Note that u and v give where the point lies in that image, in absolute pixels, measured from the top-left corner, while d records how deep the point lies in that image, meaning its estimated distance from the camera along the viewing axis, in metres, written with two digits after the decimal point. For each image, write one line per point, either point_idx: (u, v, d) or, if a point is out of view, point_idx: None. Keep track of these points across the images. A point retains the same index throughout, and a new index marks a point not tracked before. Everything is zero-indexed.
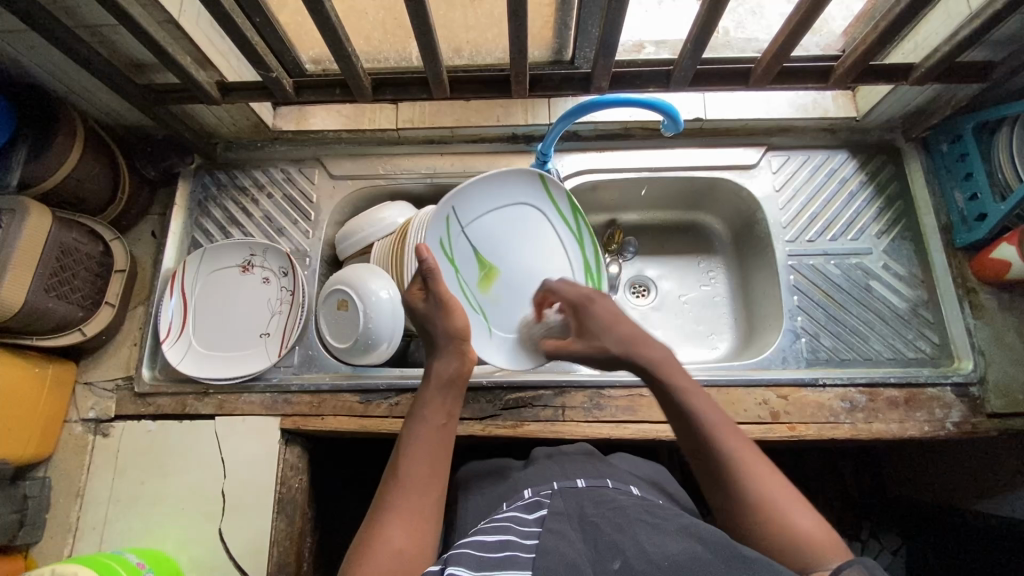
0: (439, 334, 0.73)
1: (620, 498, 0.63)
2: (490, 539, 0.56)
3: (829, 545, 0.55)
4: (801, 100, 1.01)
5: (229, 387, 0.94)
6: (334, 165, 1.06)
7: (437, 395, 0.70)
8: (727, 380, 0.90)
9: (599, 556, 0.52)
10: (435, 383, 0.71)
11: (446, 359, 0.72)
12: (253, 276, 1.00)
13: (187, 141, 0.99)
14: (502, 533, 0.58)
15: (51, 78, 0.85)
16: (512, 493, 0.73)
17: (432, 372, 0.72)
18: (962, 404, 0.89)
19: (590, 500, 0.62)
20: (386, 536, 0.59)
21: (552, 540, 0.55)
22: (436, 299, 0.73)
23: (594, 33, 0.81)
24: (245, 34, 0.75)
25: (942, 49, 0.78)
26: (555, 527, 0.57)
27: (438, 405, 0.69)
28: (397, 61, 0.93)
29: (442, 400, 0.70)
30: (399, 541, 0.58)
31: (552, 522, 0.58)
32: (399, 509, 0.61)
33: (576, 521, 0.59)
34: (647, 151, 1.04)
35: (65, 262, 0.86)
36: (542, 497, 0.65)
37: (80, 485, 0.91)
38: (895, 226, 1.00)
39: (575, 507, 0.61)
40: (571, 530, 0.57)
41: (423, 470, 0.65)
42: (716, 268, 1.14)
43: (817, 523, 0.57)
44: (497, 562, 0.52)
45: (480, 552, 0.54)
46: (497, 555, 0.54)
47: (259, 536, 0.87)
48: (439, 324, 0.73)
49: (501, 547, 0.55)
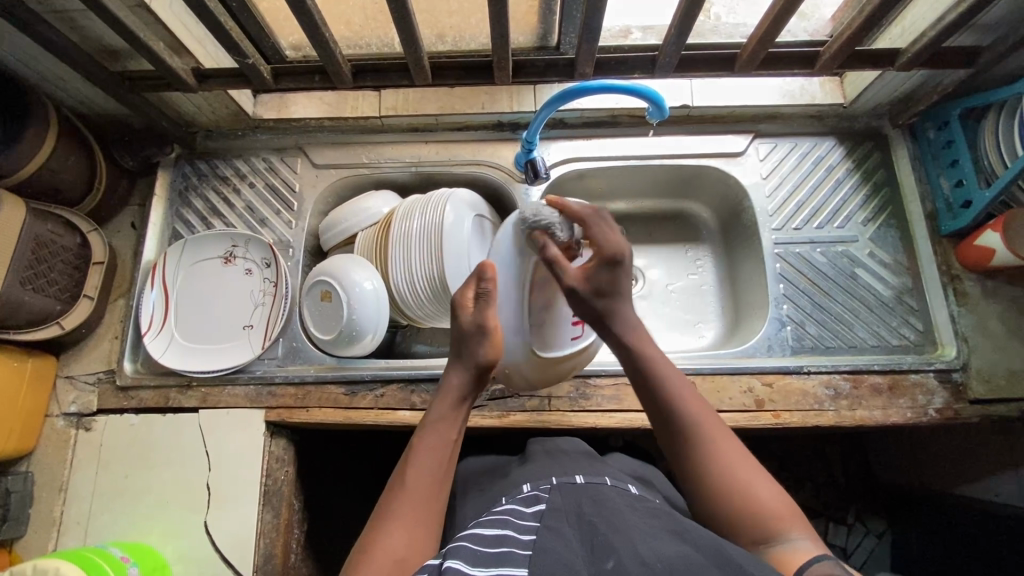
0: (466, 353, 0.72)
1: (616, 493, 0.63)
2: (488, 535, 0.57)
3: (790, 521, 0.57)
4: (789, 86, 1.00)
5: (213, 380, 0.93)
6: (316, 153, 1.04)
7: (448, 410, 0.70)
8: (712, 368, 0.91)
9: (593, 553, 0.52)
10: (448, 397, 0.71)
11: (460, 374, 0.71)
12: (236, 267, 0.99)
13: (165, 130, 0.97)
14: (499, 527, 0.58)
15: (22, 65, 0.83)
16: (509, 489, 0.73)
17: (444, 387, 0.71)
18: (944, 390, 0.89)
19: (587, 493, 0.62)
20: (388, 543, 0.58)
21: (550, 537, 0.54)
22: (477, 323, 0.71)
23: (578, 17, 0.79)
24: (219, 19, 0.73)
25: (927, 34, 0.77)
26: (553, 524, 0.57)
27: (449, 420, 0.69)
28: (379, 47, 0.92)
29: (451, 418, 0.69)
30: (399, 548, 0.58)
31: (550, 518, 0.58)
32: (404, 515, 0.61)
33: (573, 516, 0.58)
34: (634, 138, 1.03)
35: (41, 254, 0.84)
36: (541, 491, 0.64)
37: (62, 480, 0.90)
38: (882, 213, 1.00)
39: (572, 503, 0.61)
40: (567, 525, 0.57)
41: (427, 481, 0.64)
42: (703, 256, 1.14)
43: (783, 501, 0.59)
44: (493, 557, 0.52)
45: (479, 546, 0.55)
46: (495, 550, 0.54)
47: (245, 528, 0.87)
48: (473, 343, 0.72)
49: (498, 542, 0.55)
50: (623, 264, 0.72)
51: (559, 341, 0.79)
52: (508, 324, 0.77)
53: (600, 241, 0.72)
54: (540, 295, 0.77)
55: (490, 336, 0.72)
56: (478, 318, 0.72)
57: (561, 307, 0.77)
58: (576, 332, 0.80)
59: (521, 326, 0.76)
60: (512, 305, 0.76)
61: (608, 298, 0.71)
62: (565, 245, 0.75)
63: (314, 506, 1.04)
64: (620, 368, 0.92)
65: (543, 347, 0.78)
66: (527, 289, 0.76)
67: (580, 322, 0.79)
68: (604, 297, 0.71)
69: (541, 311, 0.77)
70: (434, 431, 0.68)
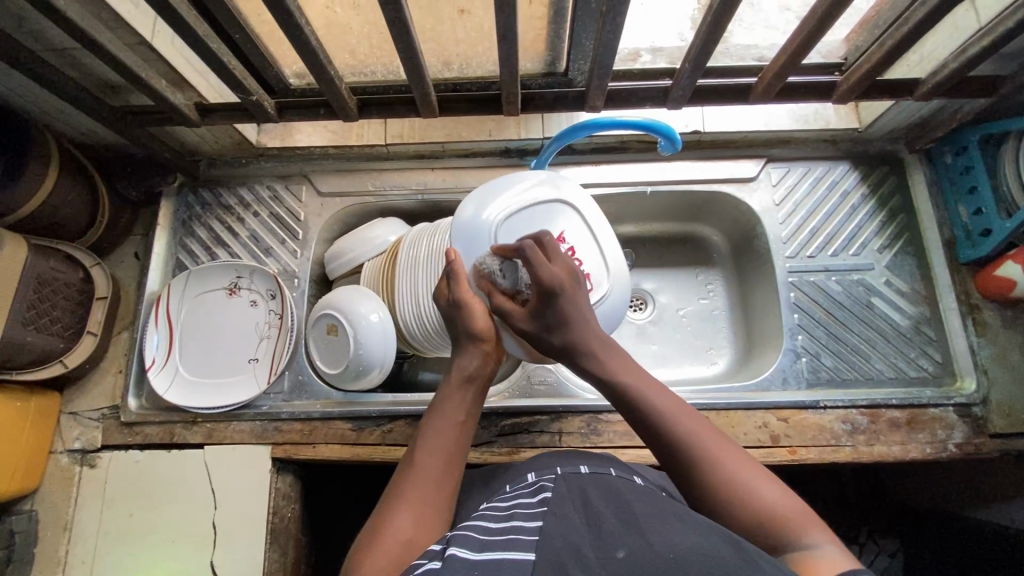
0: (462, 332, 0.66)
1: (624, 481, 0.55)
2: (493, 526, 0.50)
3: (800, 520, 0.48)
4: (802, 111, 0.98)
5: (218, 416, 0.92)
6: (321, 181, 1.03)
7: (456, 387, 0.63)
8: (727, 403, 0.89)
9: (602, 540, 0.44)
10: (455, 376, 0.64)
11: (468, 353, 0.65)
12: (240, 299, 0.97)
13: (168, 161, 0.95)
14: (505, 518, 0.51)
15: (23, 101, 0.81)
16: (515, 477, 0.69)
17: (453, 366, 0.65)
18: (964, 424, 0.87)
19: (592, 481, 0.55)
20: (395, 527, 0.51)
21: (556, 523, 0.47)
22: (455, 299, 0.67)
23: (588, 45, 0.76)
24: (222, 59, 0.71)
25: (949, 65, 0.75)
26: (558, 509, 0.49)
27: (458, 401, 0.62)
28: (385, 74, 0.88)
29: (462, 396, 0.62)
30: (407, 531, 0.51)
31: (555, 503, 0.50)
32: (412, 497, 0.54)
33: (579, 500, 0.51)
34: (644, 164, 1.01)
35: (44, 293, 0.83)
36: (546, 479, 0.58)
37: (67, 518, 0.89)
38: (897, 240, 0.98)
39: (578, 487, 0.53)
40: (573, 511, 0.49)
41: (437, 462, 0.57)
42: (714, 281, 1.11)
43: (783, 497, 0.50)
44: (497, 545, 0.46)
45: (482, 536, 0.48)
46: (499, 538, 0.47)
47: (252, 567, 0.85)
48: (463, 320, 0.66)
49: (503, 531, 0.48)
50: (562, 294, 0.61)
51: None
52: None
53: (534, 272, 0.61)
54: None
55: (469, 304, 0.66)
56: (458, 292, 0.67)
57: None
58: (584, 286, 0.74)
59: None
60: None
61: (562, 334, 0.61)
62: (532, 197, 0.76)
63: (321, 537, 1.03)
64: None
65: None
66: (504, 247, 0.72)
67: (582, 275, 0.74)
68: (560, 331, 0.61)
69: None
70: (444, 410, 0.61)
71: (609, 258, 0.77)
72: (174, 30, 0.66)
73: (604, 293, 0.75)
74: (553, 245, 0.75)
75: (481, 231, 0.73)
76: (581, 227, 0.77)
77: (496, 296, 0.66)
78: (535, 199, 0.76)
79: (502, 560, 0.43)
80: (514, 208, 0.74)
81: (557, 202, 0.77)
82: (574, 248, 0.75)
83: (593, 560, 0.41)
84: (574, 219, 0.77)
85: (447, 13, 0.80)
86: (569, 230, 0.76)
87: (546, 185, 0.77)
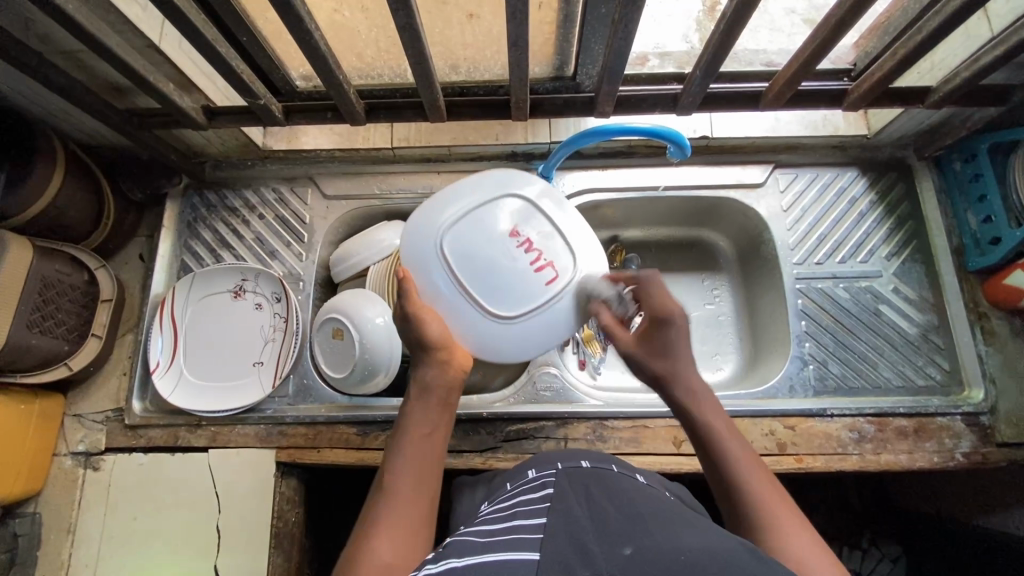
0: (417, 345, 0.67)
1: (626, 480, 0.55)
2: (494, 527, 0.50)
3: None
4: (810, 116, 0.98)
5: (223, 419, 0.92)
6: (327, 184, 1.02)
7: (420, 404, 0.63)
8: (734, 410, 0.88)
9: (607, 537, 0.43)
10: (418, 391, 0.64)
11: (428, 367, 0.65)
12: (245, 302, 0.97)
13: (174, 163, 0.95)
14: (506, 519, 0.51)
15: (29, 103, 0.81)
16: (517, 475, 0.69)
17: (414, 382, 0.65)
18: (971, 434, 0.87)
19: (594, 478, 0.55)
20: (373, 552, 0.50)
21: (561, 519, 0.46)
22: (405, 313, 0.67)
23: (599, 50, 0.75)
24: (231, 63, 0.70)
25: (961, 74, 0.74)
26: (562, 506, 0.49)
27: (424, 415, 0.62)
28: (392, 77, 0.87)
29: (429, 410, 0.63)
30: (388, 555, 0.50)
31: (558, 500, 0.50)
32: (389, 519, 0.53)
33: (582, 498, 0.50)
34: (651, 169, 1.01)
35: (49, 295, 0.83)
36: (548, 478, 0.58)
37: (70, 521, 0.89)
38: (905, 248, 0.97)
39: (581, 486, 0.53)
40: (577, 509, 0.48)
41: (409, 481, 0.57)
42: (720, 286, 1.11)
43: None
44: (500, 544, 0.45)
45: (484, 539, 0.47)
46: (502, 538, 0.46)
47: (256, 572, 0.85)
48: (415, 333, 0.67)
49: (506, 530, 0.48)
50: (675, 325, 0.67)
51: (529, 295, 0.70)
52: (453, 299, 0.69)
53: (654, 299, 0.68)
54: (469, 257, 0.70)
55: (419, 317, 0.66)
56: (406, 307, 0.67)
57: (510, 259, 0.70)
58: (547, 277, 0.70)
59: (466, 295, 0.69)
60: (448, 280, 0.69)
61: (666, 360, 0.66)
62: (482, 195, 0.72)
63: (325, 540, 1.02)
64: (638, 410, 0.90)
65: (512, 310, 0.70)
66: (453, 253, 0.70)
67: (544, 267, 0.71)
68: (663, 358, 0.67)
69: (484, 275, 0.69)
70: (410, 429, 0.61)
71: (572, 242, 0.72)
72: (184, 34, 0.65)
73: (570, 282, 0.71)
74: (508, 240, 0.71)
75: (427, 243, 0.70)
76: (541, 218, 0.73)
77: (607, 316, 0.71)
78: (484, 198, 0.72)
79: (503, 558, 0.43)
80: (461, 211, 0.71)
81: (509, 197, 0.72)
82: (532, 240, 0.71)
83: (598, 556, 0.41)
84: (531, 210, 0.72)
85: (455, 17, 0.80)
86: (525, 223, 0.71)
87: (494, 183, 0.73)
